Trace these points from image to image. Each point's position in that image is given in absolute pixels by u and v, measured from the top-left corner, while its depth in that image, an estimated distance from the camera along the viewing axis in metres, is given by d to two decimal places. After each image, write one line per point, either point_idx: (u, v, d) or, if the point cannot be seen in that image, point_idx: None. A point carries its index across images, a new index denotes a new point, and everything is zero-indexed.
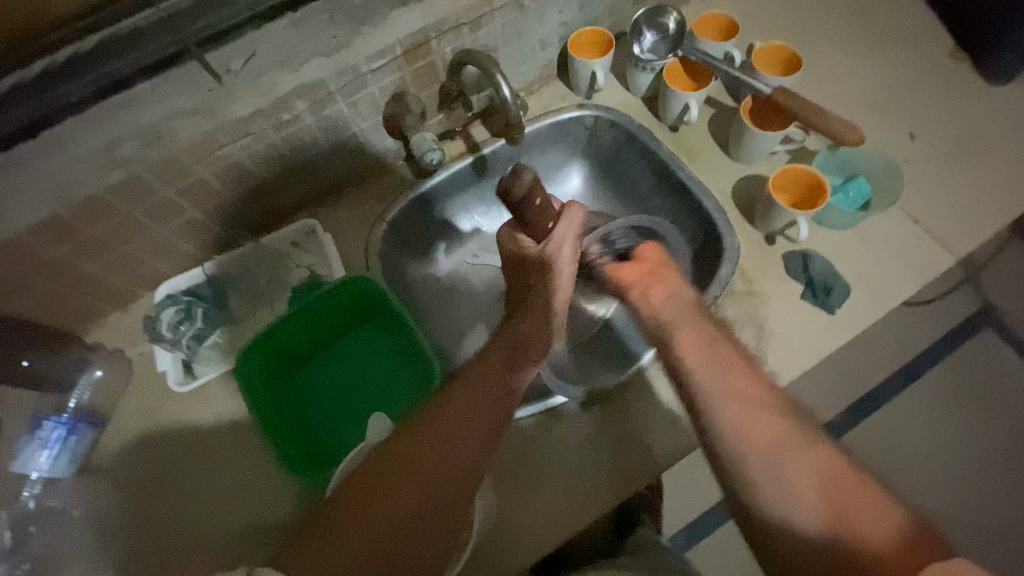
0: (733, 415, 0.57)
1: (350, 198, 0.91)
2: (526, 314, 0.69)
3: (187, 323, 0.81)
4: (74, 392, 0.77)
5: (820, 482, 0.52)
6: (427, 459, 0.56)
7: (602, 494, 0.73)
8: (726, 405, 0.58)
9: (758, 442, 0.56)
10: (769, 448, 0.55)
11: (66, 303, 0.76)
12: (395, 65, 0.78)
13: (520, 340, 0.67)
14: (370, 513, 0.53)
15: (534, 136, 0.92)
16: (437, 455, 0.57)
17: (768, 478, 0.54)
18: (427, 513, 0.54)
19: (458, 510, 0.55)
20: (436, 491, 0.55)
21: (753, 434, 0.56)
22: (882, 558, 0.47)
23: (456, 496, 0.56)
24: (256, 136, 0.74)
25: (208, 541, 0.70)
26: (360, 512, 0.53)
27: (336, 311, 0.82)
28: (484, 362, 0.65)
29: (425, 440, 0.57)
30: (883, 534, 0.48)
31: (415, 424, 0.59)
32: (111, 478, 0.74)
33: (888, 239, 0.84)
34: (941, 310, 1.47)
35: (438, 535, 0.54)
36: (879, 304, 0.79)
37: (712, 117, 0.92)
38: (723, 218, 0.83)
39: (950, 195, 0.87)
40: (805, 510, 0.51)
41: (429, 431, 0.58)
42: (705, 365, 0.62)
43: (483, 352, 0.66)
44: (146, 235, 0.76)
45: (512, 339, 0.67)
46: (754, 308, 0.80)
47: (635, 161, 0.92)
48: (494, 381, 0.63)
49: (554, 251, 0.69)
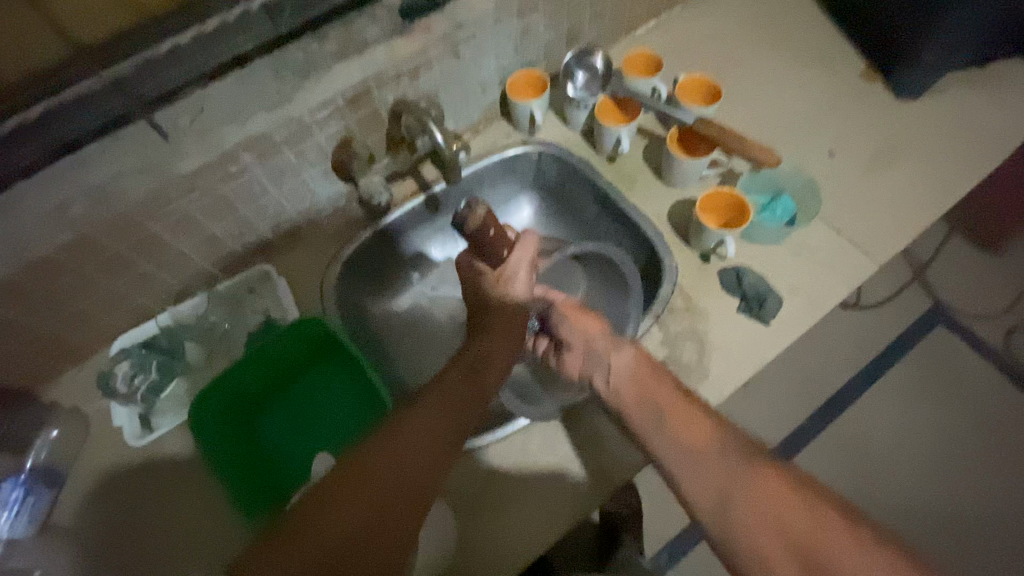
0: (729, 502, 0.56)
1: (306, 243, 0.94)
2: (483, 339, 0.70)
3: (143, 376, 0.82)
4: (31, 451, 0.76)
5: (804, 543, 0.52)
6: (382, 472, 0.56)
7: (559, 516, 0.75)
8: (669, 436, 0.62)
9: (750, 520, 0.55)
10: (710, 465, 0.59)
11: (20, 362, 0.77)
12: (339, 114, 0.82)
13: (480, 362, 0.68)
14: (326, 523, 0.53)
15: (481, 172, 0.96)
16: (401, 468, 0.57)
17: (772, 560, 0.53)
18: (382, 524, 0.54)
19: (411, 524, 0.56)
20: (391, 505, 0.55)
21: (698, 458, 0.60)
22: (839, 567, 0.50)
23: (412, 512, 0.56)
24: (206, 189, 0.77)
25: None
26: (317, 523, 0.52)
27: (291, 352, 0.84)
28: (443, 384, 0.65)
29: (381, 454, 0.57)
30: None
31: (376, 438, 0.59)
32: (69, 537, 0.73)
33: (815, 250, 0.90)
34: (893, 311, 1.54)
35: (391, 549, 0.54)
36: (811, 312, 0.84)
37: (646, 145, 0.98)
38: (661, 240, 0.88)
39: (870, 205, 0.94)
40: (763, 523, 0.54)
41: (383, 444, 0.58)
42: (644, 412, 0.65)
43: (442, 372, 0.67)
44: (100, 290, 0.77)
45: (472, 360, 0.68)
46: (695, 323, 0.84)
47: (578, 191, 0.97)
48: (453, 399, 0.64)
49: (512, 273, 0.72)
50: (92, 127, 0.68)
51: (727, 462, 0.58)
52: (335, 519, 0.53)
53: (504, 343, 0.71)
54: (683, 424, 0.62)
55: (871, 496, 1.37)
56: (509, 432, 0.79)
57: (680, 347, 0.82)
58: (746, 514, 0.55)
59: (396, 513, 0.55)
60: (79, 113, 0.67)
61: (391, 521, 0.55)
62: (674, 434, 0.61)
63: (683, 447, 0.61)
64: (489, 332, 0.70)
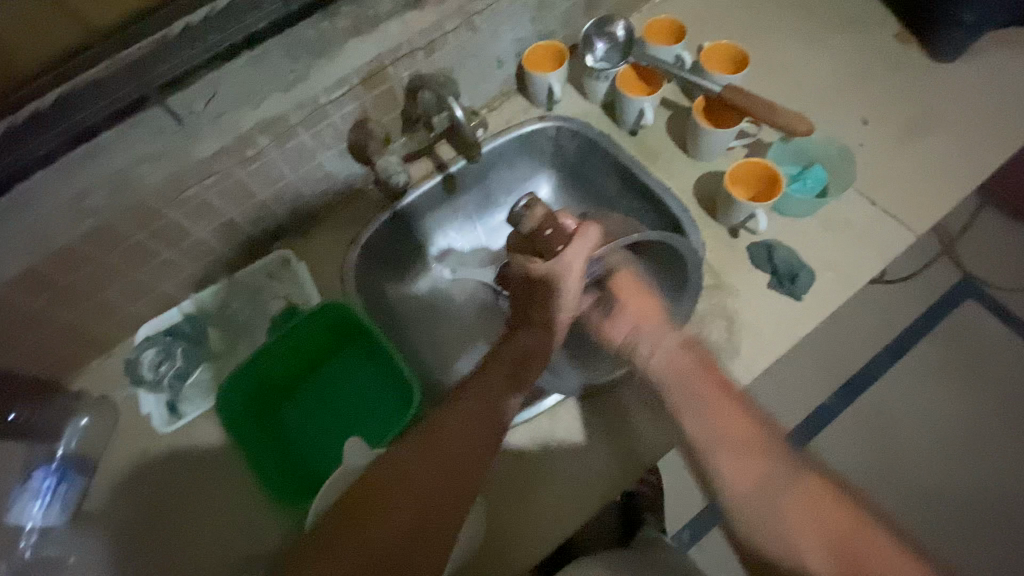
0: (768, 496, 0.60)
1: (323, 226, 0.93)
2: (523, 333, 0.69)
3: (168, 363, 0.82)
4: (62, 440, 0.77)
5: (835, 538, 0.57)
6: (422, 480, 0.56)
7: (590, 496, 0.74)
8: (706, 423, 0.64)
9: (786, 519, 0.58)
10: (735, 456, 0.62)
11: (48, 352, 0.77)
12: (354, 94, 0.79)
13: (520, 359, 0.66)
14: (368, 527, 0.53)
15: (499, 150, 0.94)
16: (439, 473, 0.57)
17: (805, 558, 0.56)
18: (420, 534, 0.54)
19: (451, 529, 0.55)
20: (430, 509, 0.55)
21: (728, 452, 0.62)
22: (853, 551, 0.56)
23: (450, 517, 0.55)
24: (222, 173, 0.75)
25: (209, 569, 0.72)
26: (358, 527, 0.53)
27: (317, 336, 0.84)
28: (482, 380, 0.64)
29: (421, 459, 0.57)
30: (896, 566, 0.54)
31: (414, 439, 0.59)
32: (103, 523, 0.74)
33: (848, 223, 0.86)
34: (923, 285, 1.49)
35: (429, 560, 0.53)
36: (845, 287, 0.81)
37: (669, 118, 0.95)
38: (687, 216, 0.85)
39: (905, 174, 0.90)
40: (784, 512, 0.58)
41: (423, 448, 0.58)
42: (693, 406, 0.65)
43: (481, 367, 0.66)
44: (123, 279, 0.77)
45: (514, 356, 0.66)
46: (724, 301, 0.81)
47: (600, 168, 0.95)
48: (492, 399, 0.62)
49: (564, 267, 0.69)
50: (113, 111, 0.69)
51: (769, 463, 0.61)
52: (374, 530, 0.53)
53: (545, 338, 0.69)
54: (731, 419, 0.64)
55: (895, 475, 1.35)
56: (535, 414, 0.78)
57: (708, 326, 0.80)
58: (777, 512, 0.59)
59: (435, 523, 0.55)
60: (91, 102, 0.69)
61: (430, 531, 0.54)
62: (723, 424, 0.64)
63: (730, 446, 0.62)
64: (529, 324, 0.69)
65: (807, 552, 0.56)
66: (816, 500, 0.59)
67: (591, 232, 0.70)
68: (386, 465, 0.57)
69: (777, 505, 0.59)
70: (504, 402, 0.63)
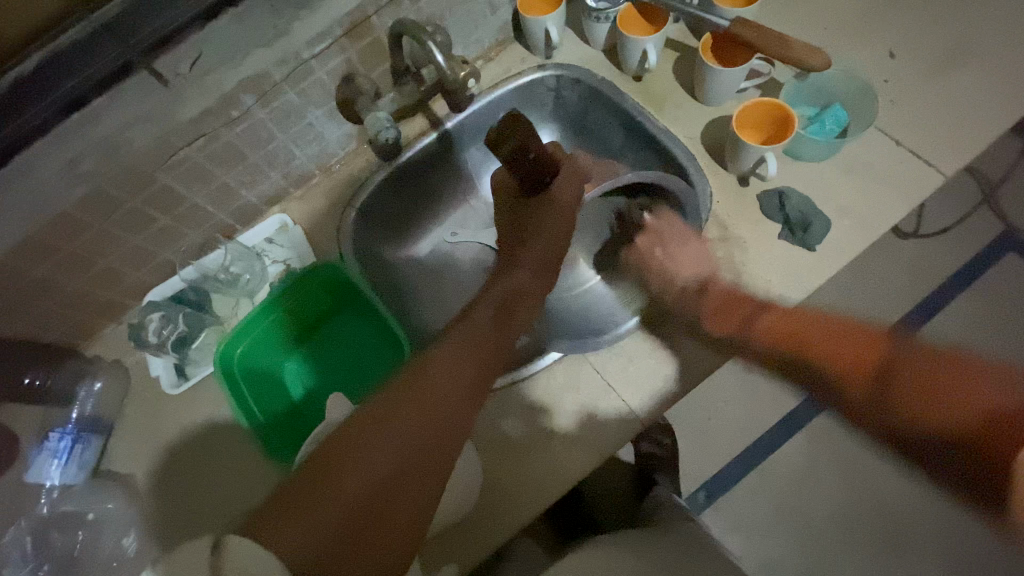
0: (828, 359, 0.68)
1: (319, 190, 0.92)
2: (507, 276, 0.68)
3: (171, 327, 0.83)
4: (77, 403, 0.79)
5: (882, 385, 0.64)
6: (407, 423, 0.52)
7: (584, 457, 0.73)
8: (757, 318, 0.73)
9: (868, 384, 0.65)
10: (780, 332, 0.71)
11: (58, 321, 0.78)
12: (338, 46, 0.77)
13: (510, 304, 0.65)
14: (353, 471, 0.48)
15: (496, 103, 0.89)
16: (430, 411, 0.53)
17: (906, 425, 0.61)
18: (405, 482, 0.50)
19: (444, 463, 0.52)
20: (422, 445, 0.52)
21: (775, 323, 0.72)
22: (915, 402, 0.61)
23: (441, 452, 0.53)
24: (211, 136, 0.74)
25: (223, 522, 0.75)
26: (341, 472, 0.48)
27: (316, 301, 0.87)
28: (469, 324, 0.61)
29: (405, 401, 0.53)
30: (957, 408, 0.59)
31: (399, 384, 0.55)
32: (120, 482, 0.77)
33: (869, 165, 0.82)
34: (964, 237, 1.37)
35: (421, 501, 0.50)
36: (864, 234, 0.78)
37: (675, 60, 0.90)
38: (693, 163, 0.81)
39: (933, 110, 0.83)
40: (834, 372, 0.68)
41: (406, 392, 0.54)
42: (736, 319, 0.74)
43: (469, 308, 0.64)
44: (124, 246, 0.77)
45: (501, 302, 0.65)
46: (732, 253, 0.80)
47: (603, 117, 0.89)
48: (481, 340, 0.60)
49: (552, 202, 0.70)
50: (98, 76, 0.64)
51: (839, 339, 0.69)
52: (359, 469, 0.48)
53: (538, 278, 0.68)
54: (782, 315, 0.72)
55: None
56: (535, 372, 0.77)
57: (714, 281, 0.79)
58: (831, 372, 0.68)
59: (423, 468, 0.51)
60: (80, 68, 0.64)
61: (417, 477, 0.50)
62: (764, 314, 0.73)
63: (778, 324, 0.72)
64: (519, 267, 0.68)
65: (914, 400, 0.61)
66: (901, 356, 0.64)
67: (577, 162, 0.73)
68: (365, 412, 0.52)
69: (851, 370, 0.67)
70: (489, 345, 0.60)
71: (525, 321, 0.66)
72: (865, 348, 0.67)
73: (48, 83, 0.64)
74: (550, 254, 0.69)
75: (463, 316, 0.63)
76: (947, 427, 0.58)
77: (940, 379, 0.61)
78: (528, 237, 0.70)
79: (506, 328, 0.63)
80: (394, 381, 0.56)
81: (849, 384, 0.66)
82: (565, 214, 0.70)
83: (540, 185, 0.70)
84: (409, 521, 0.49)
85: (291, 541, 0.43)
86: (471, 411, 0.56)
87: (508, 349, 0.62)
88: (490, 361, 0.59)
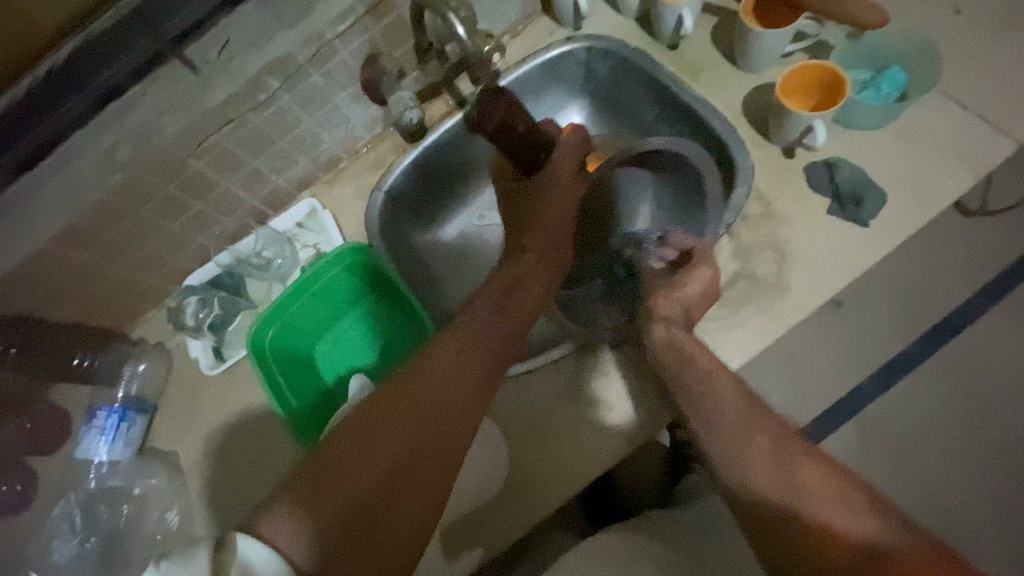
0: (717, 431, 0.59)
1: (346, 173, 0.92)
2: (512, 262, 0.68)
3: (207, 310, 0.86)
4: (123, 382, 0.83)
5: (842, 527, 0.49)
6: (408, 415, 0.53)
7: (612, 445, 0.71)
8: (708, 382, 0.64)
9: (771, 474, 0.54)
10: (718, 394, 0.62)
11: (103, 306, 0.81)
12: (360, 26, 0.76)
13: (512, 291, 0.65)
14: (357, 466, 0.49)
15: (523, 78, 0.86)
16: (432, 406, 0.54)
17: (852, 541, 0.48)
18: (410, 473, 0.51)
19: (447, 457, 0.53)
20: (424, 440, 0.52)
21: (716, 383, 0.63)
22: (865, 552, 0.47)
23: (443, 446, 0.53)
24: (238, 121, 0.74)
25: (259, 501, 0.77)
26: (345, 467, 0.49)
27: (344, 287, 0.87)
28: (469, 317, 0.62)
29: (403, 393, 0.54)
30: (881, 541, 0.48)
31: (398, 378, 0.56)
32: (163, 459, 0.80)
33: (926, 134, 0.76)
34: None
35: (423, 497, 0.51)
36: (922, 208, 0.73)
37: (713, 25, 0.85)
38: (734, 135, 0.76)
39: (991, 76, 0.78)
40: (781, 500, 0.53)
41: (405, 384, 0.55)
42: (699, 378, 0.64)
43: (472, 299, 0.64)
44: (161, 233, 0.79)
45: (503, 289, 0.65)
46: (774, 231, 0.75)
47: (635, 89, 0.85)
48: (480, 329, 0.61)
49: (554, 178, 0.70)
50: (130, 67, 0.65)
51: (743, 411, 0.60)
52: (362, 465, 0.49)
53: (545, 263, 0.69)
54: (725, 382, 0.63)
55: None
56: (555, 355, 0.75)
57: (756, 260, 0.74)
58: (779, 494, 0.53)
59: (426, 458, 0.52)
60: (106, 61, 0.65)
61: (421, 467, 0.51)
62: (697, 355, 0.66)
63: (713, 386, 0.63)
64: (525, 252, 0.69)
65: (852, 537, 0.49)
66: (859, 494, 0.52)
67: (576, 131, 0.72)
68: (362, 407, 0.54)
69: (768, 465, 0.55)
70: (492, 336, 0.61)
71: (531, 309, 0.66)
72: (827, 470, 0.54)
73: (77, 77, 0.65)
74: (551, 235, 0.70)
75: (465, 308, 0.64)
76: (908, 552, 0.47)
77: (865, 503, 0.51)
78: (529, 217, 0.70)
79: (510, 317, 0.63)
80: (394, 375, 0.56)
81: (768, 484, 0.54)
82: (564, 191, 0.70)
83: (535, 164, 0.70)
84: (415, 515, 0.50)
85: (295, 536, 0.44)
86: (473, 399, 0.57)
87: (512, 341, 0.63)
88: (494, 352, 0.60)
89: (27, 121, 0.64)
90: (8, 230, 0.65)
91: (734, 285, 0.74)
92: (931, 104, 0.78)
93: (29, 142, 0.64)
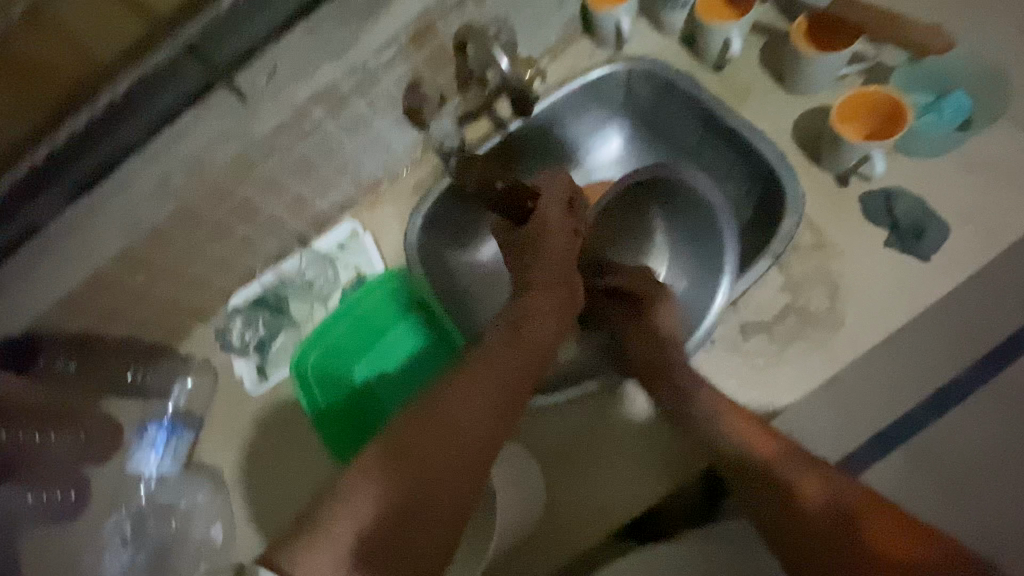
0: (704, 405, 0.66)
1: (386, 196, 0.93)
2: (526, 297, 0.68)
3: (253, 331, 0.88)
4: (172, 398, 0.86)
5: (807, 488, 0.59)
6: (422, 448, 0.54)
7: (644, 478, 0.70)
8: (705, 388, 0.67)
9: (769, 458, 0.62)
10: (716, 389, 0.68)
11: (153, 326, 0.84)
12: (403, 55, 0.76)
13: (522, 323, 0.66)
14: (382, 492, 0.52)
15: (563, 102, 0.85)
16: (451, 433, 0.56)
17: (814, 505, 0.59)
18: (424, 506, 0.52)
19: (468, 481, 0.55)
20: (446, 466, 0.54)
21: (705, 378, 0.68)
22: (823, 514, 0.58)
23: (466, 471, 0.55)
24: (284, 149, 0.75)
25: None
26: (371, 492, 0.52)
27: (382, 308, 0.89)
28: (487, 349, 0.63)
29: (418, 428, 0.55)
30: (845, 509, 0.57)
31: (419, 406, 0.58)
32: (209, 473, 0.83)
33: (992, 162, 0.73)
34: None
35: (445, 520, 0.53)
36: (986, 241, 0.71)
37: (760, 46, 0.82)
38: (783, 162, 0.74)
39: None
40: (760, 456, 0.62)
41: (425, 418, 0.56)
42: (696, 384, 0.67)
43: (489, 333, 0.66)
44: (211, 256, 0.81)
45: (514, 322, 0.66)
46: (826, 261, 0.73)
47: (678, 112, 0.84)
48: (496, 362, 0.62)
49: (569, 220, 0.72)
50: (186, 94, 0.68)
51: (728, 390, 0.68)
52: (388, 491, 0.52)
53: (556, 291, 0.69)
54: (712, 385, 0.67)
55: None
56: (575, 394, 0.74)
57: (807, 293, 0.72)
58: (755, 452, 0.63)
59: (445, 483, 0.54)
60: (154, 96, 0.69)
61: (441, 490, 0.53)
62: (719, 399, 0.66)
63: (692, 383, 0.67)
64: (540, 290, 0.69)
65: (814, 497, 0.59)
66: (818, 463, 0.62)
67: None
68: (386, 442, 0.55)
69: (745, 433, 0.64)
70: (511, 364, 0.62)
71: (544, 336, 0.66)
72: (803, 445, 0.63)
73: (128, 110, 0.68)
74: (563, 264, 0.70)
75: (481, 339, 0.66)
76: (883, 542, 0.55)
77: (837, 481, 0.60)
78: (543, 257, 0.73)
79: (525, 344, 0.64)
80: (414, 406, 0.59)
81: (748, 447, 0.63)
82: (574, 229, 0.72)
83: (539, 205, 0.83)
84: (438, 536, 0.52)
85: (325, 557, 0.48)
86: (490, 429, 0.58)
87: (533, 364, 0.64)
88: (514, 377, 0.61)
89: (85, 151, 0.68)
90: (70, 256, 0.68)
91: (783, 318, 0.72)
92: (997, 131, 0.74)
93: (84, 169, 0.67)
